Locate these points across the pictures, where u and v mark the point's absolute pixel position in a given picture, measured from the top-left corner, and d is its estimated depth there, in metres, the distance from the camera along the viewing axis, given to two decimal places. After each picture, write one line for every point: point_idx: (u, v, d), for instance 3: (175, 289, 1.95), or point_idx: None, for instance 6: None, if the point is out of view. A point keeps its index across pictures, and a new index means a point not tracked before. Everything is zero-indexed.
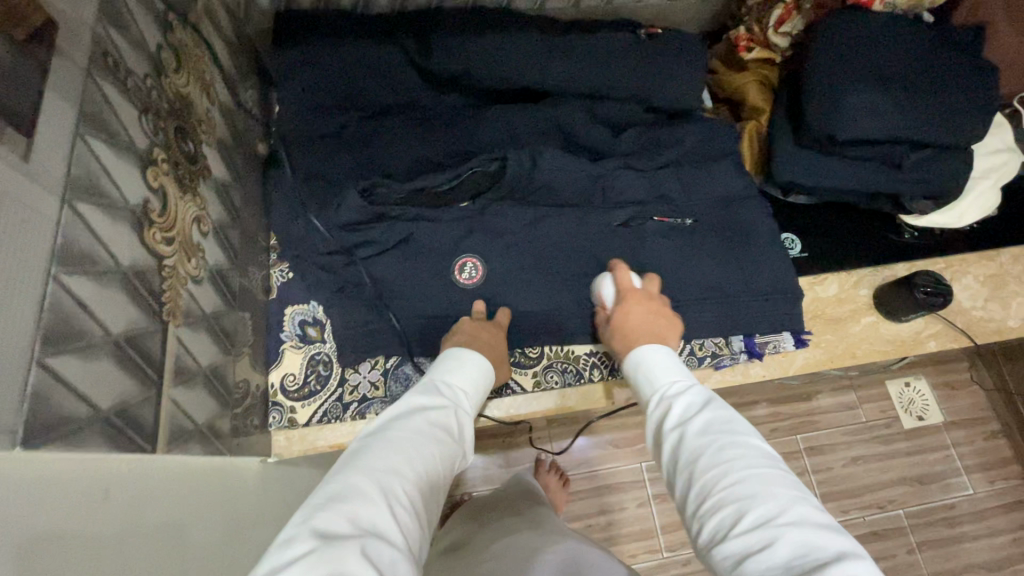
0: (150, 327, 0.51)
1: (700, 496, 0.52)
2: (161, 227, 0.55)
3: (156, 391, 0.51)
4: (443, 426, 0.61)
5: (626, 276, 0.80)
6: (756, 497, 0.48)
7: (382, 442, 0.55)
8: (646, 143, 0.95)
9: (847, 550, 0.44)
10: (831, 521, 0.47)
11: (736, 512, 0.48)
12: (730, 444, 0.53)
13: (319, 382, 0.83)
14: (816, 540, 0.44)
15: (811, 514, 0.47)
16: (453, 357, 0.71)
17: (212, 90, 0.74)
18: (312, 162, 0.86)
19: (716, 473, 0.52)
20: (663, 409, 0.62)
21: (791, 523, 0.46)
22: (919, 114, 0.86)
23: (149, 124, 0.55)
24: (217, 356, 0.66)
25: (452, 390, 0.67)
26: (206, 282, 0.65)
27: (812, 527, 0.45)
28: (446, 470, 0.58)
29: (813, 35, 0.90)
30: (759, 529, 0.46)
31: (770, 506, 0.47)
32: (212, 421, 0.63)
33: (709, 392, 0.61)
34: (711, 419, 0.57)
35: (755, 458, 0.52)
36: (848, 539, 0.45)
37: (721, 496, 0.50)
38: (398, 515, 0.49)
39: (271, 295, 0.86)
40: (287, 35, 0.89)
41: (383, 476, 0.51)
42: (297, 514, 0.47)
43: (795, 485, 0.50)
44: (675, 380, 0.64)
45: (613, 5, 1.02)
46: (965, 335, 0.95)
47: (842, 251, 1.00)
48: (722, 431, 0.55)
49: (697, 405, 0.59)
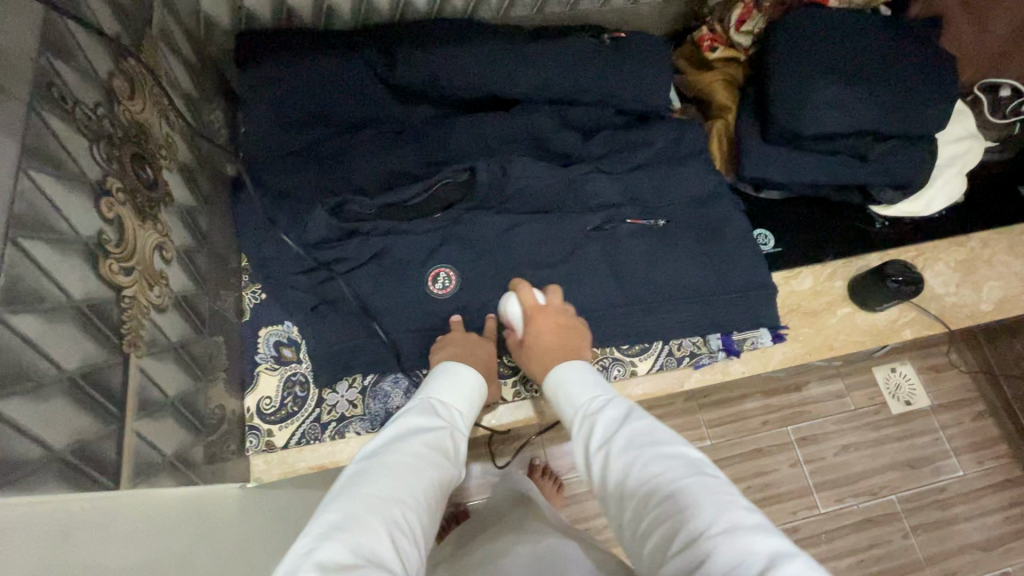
0: (110, 360, 0.50)
1: (637, 518, 0.51)
2: (119, 257, 0.54)
3: (118, 426, 0.50)
4: (438, 448, 0.60)
5: (529, 292, 0.78)
6: (684, 512, 0.47)
7: (379, 467, 0.54)
8: (615, 146, 0.96)
9: (777, 553, 0.43)
10: (760, 521, 0.48)
11: (668, 531, 0.47)
12: (650, 459, 0.53)
13: (296, 404, 0.82)
14: (748, 549, 0.44)
15: (742, 518, 0.46)
16: (445, 374, 0.71)
17: (171, 114, 0.73)
18: (278, 181, 0.85)
19: (646, 492, 0.51)
20: (589, 428, 0.61)
21: (721, 531, 0.45)
22: (882, 106, 0.87)
23: (102, 154, 0.54)
24: (186, 384, 0.65)
25: (445, 410, 0.66)
26: (171, 310, 0.63)
27: (741, 532, 0.45)
28: (442, 493, 0.58)
29: (772, 32, 0.91)
30: (690, 546, 0.45)
31: (698, 518, 0.46)
32: (184, 450, 0.62)
33: (629, 406, 0.61)
34: (631, 434, 0.57)
35: (680, 467, 0.51)
36: (785, 541, 0.45)
37: (653, 515, 0.49)
38: (397, 545, 0.48)
39: (244, 317, 0.85)
40: (248, 54, 0.89)
41: (382, 501, 0.50)
42: (296, 545, 0.46)
43: (724, 489, 0.49)
44: (596, 399, 0.64)
45: (576, 10, 1.02)
46: (939, 321, 0.96)
47: (816, 244, 1.00)
48: (643, 445, 0.54)
49: (617, 421, 0.59)
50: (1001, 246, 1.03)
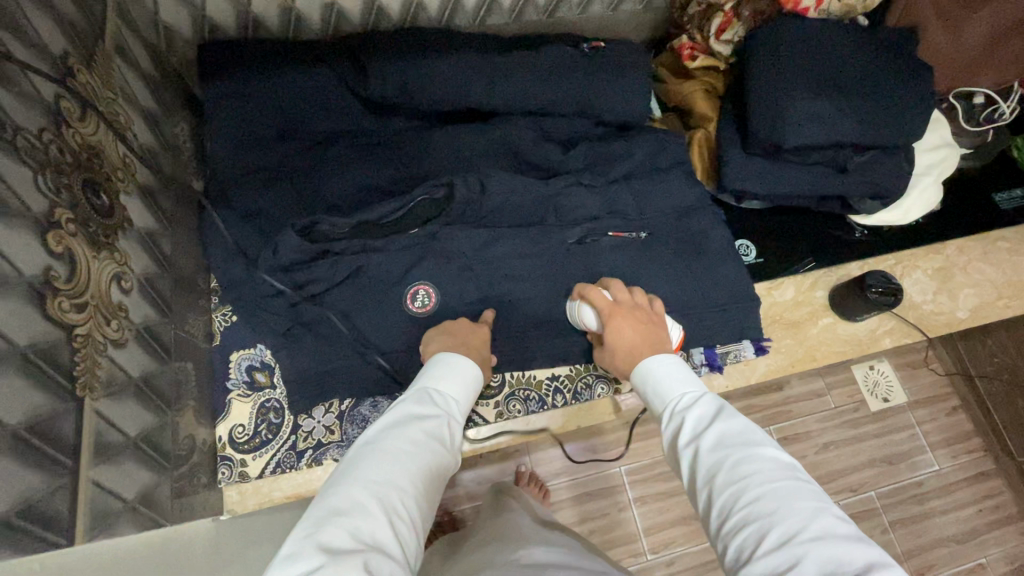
0: (60, 407, 0.47)
1: (722, 514, 0.49)
2: (70, 294, 0.51)
3: (70, 477, 0.47)
4: (437, 434, 0.59)
5: (598, 296, 0.73)
6: (778, 513, 0.46)
7: (377, 453, 0.54)
8: (596, 158, 0.94)
9: (875, 562, 0.42)
10: (854, 530, 0.46)
11: (757, 531, 0.46)
12: (744, 459, 0.51)
13: (270, 432, 0.79)
14: (842, 556, 0.43)
15: (835, 525, 0.45)
16: (442, 360, 0.68)
17: (130, 134, 0.69)
18: (245, 196, 0.81)
19: (736, 488, 0.49)
20: (677, 422, 0.59)
21: (815, 537, 0.44)
22: (860, 117, 0.87)
23: (48, 183, 0.51)
24: (151, 420, 0.62)
25: (445, 394, 0.65)
26: (132, 343, 0.60)
27: (836, 540, 0.44)
28: (441, 479, 0.58)
29: (749, 45, 0.90)
30: (781, 550, 0.44)
31: (792, 521, 0.45)
32: (149, 491, 0.59)
33: (721, 402, 0.58)
34: (723, 432, 0.54)
35: (771, 469, 0.50)
36: (875, 549, 0.44)
37: (744, 514, 0.47)
38: (395, 530, 0.49)
39: (214, 341, 0.81)
40: (213, 66, 0.85)
41: (379, 490, 0.50)
42: (296, 530, 0.46)
43: (815, 495, 0.48)
44: (692, 394, 0.61)
45: (554, 18, 1.00)
46: (917, 328, 0.97)
47: (797, 253, 1.00)
48: (738, 445, 0.52)
49: (707, 417, 0.57)
50: (977, 252, 1.04)
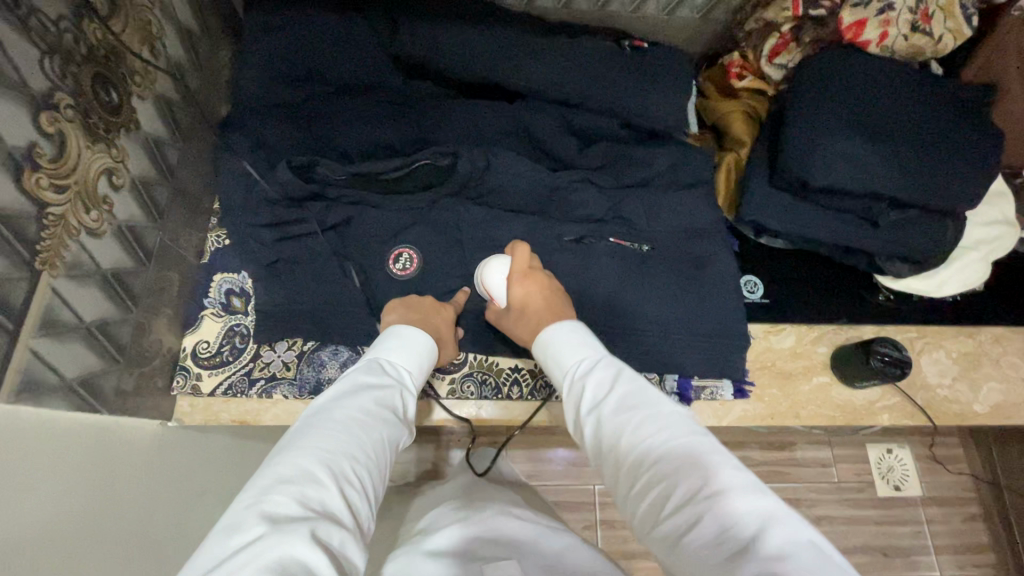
0: (13, 274, 0.50)
1: (632, 479, 0.53)
2: (52, 174, 0.54)
3: (8, 340, 0.50)
4: (389, 406, 0.60)
5: (523, 254, 0.75)
6: (681, 476, 0.50)
7: (328, 421, 0.54)
8: (613, 160, 0.91)
9: (767, 513, 0.46)
10: (748, 475, 0.50)
11: (664, 495, 0.50)
12: (644, 422, 0.55)
13: (232, 355, 0.82)
14: (741, 508, 0.47)
15: (733, 476, 0.49)
16: (396, 332, 0.69)
17: (158, 43, 0.72)
18: (262, 130, 0.84)
19: (641, 452, 0.53)
20: (578, 390, 0.62)
21: (713, 493, 0.48)
22: (902, 171, 0.79)
23: (54, 66, 0.54)
24: (113, 314, 0.65)
25: (396, 366, 0.66)
26: (110, 236, 0.63)
27: (735, 493, 0.48)
28: (392, 453, 0.58)
29: (800, 71, 0.83)
30: (686, 509, 0.48)
31: (695, 480, 0.49)
32: (93, 378, 0.62)
33: (617, 368, 0.62)
34: (622, 397, 0.58)
35: (676, 429, 0.54)
36: (765, 493, 0.48)
37: (652, 477, 0.52)
38: (346, 498, 0.49)
39: (203, 259, 0.85)
40: (259, 0, 0.87)
41: (328, 455, 0.50)
42: (239, 499, 0.46)
43: (711, 449, 0.52)
44: (584, 355, 0.64)
45: (604, 11, 0.96)
46: (923, 412, 0.89)
47: (808, 301, 0.93)
48: (636, 408, 0.56)
49: (607, 383, 0.60)
50: (1015, 346, 0.93)
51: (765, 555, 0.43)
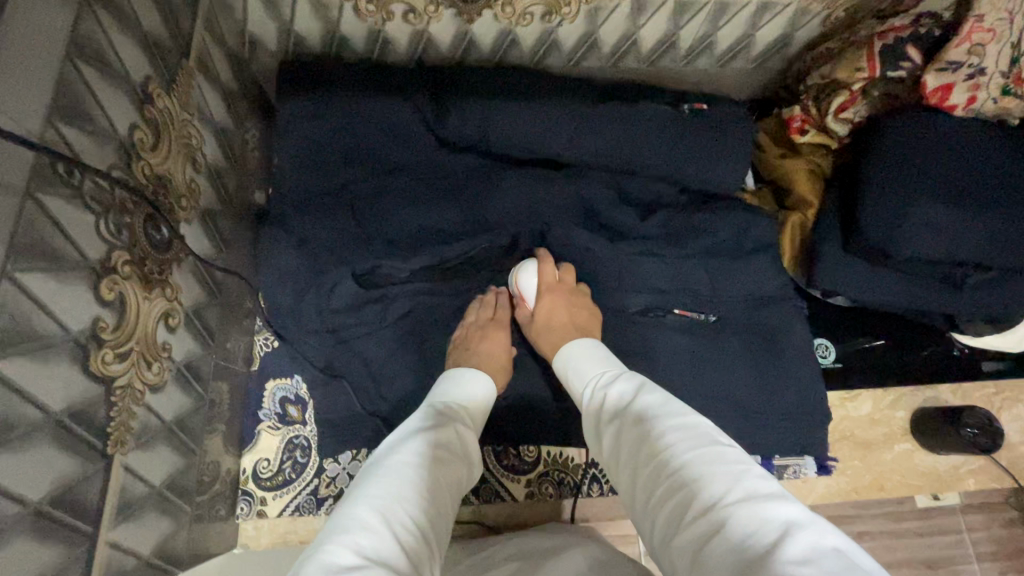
0: (89, 470, 0.46)
1: (650, 488, 0.47)
2: (115, 344, 0.48)
3: (90, 543, 0.46)
4: (445, 446, 0.54)
5: (548, 271, 0.76)
6: (700, 481, 0.44)
7: (379, 472, 0.49)
8: (676, 227, 0.85)
9: (795, 521, 0.39)
10: (776, 486, 0.43)
11: (682, 502, 0.44)
12: (667, 425, 0.50)
13: (294, 471, 0.79)
14: (765, 514, 0.40)
15: (759, 484, 0.43)
16: (452, 376, 0.66)
17: (199, 155, 0.66)
18: (309, 227, 0.76)
19: (660, 458, 0.48)
20: (599, 400, 0.58)
21: (737, 499, 0.41)
22: (992, 236, 0.75)
23: (110, 226, 0.48)
24: (178, 464, 0.60)
25: (451, 406, 0.61)
26: (170, 384, 0.58)
27: (758, 500, 0.41)
28: (453, 497, 0.52)
29: (878, 130, 0.78)
30: (707, 515, 0.41)
31: (714, 485, 0.43)
32: (165, 541, 0.58)
33: (642, 379, 0.58)
34: (645, 404, 0.53)
35: (696, 434, 0.48)
36: (797, 505, 0.40)
37: (670, 482, 0.45)
38: (405, 545, 0.42)
39: (253, 365, 0.80)
40: (291, 81, 0.80)
41: (385, 501, 0.45)
42: (301, 556, 0.41)
43: (738, 457, 0.45)
44: (608, 372, 0.61)
45: (654, 67, 0.91)
46: (1008, 474, 0.89)
47: (881, 360, 0.90)
48: (656, 415, 0.51)
49: (629, 393, 0.56)
50: None
51: (787, 563, 0.36)
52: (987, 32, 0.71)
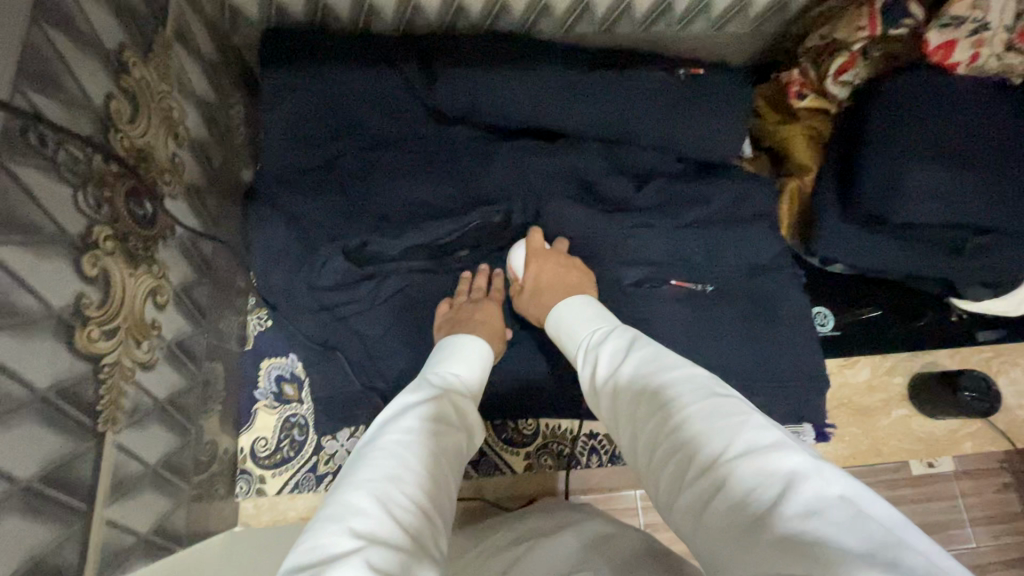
0: (79, 448, 0.45)
1: (649, 448, 0.46)
2: (101, 320, 0.47)
3: (84, 521, 0.45)
4: (440, 417, 0.53)
5: (538, 237, 0.74)
6: (698, 437, 0.42)
7: (372, 452, 0.48)
8: (673, 196, 0.83)
9: (795, 468, 0.37)
10: (778, 434, 0.41)
11: (684, 460, 0.42)
12: (662, 384, 0.48)
13: (292, 450, 0.79)
14: (766, 465, 0.38)
15: (759, 434, 0.41)
16: (446, 347, 0.65)
17: (181, 128, 0.64)
18: (297, 202, 0.73)
19: (658, 419, 0.46)
20: (593, 361, 0.57)
21: (738, 453, 0.40)
22: (990, 198, 0.73)
23: (89, 200, 0.47)
24: (172, 443, 0.60)
25: (445, 376, 0.60)
26: (161, 363, 0.57)
27: (759, 453, 0.39)
28: (454, 467, 0.51)
29: (877, 96, 0.77)
30: (709, 473, 0.40)
31: (715, 441, 0.41)
32: (163, 520, 0.58)
33: (634, 334, 0.56)
34: (638, 361, 0.51)
35: (693, 390, 0.46)
36: (801, 454, 0.39)
37: (670, 442, 0.44)
38: (403, 523, 0.43)
39: (247, 345, 0.80)
40: (274, 52, 0.78)
41: (377, 480, 0.45)
42: (299, 543, 0.42)
43: (737, 407, 0.43)
44: (600, 332, 0.59)
45: (649, 31, 0.88)
46: (1005, 437, 0.89)
47: (878, 327, 0.90)
48: (649, 373, 0.49)
49: (622, 351, 0.54)
50: None
51: (790, 515, 0.35)
52: None
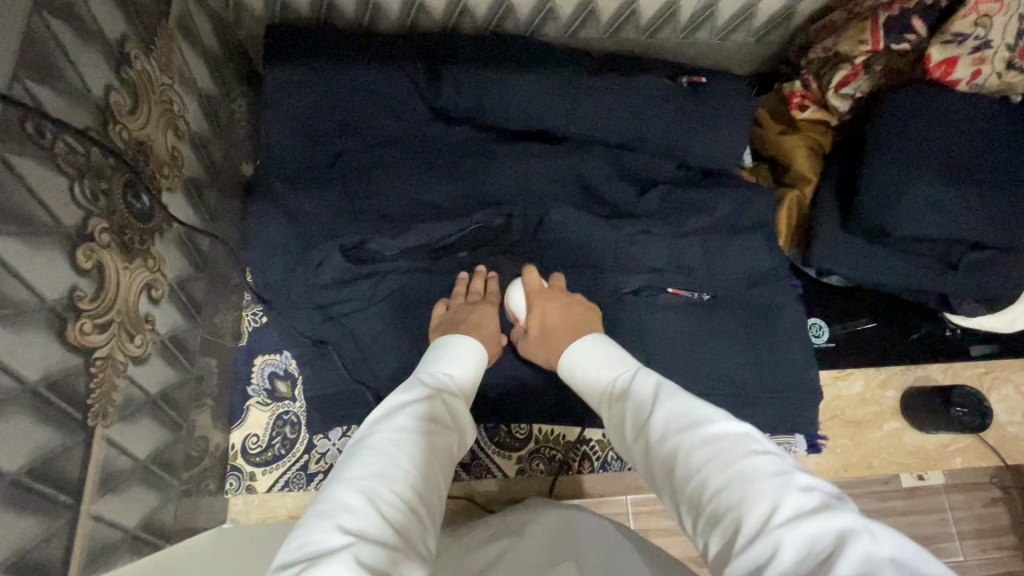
0: (68, 442, 0.45)
1: (692, 510, 0.45)
2: (94, 313, 0.47)
3: (70, 517, 0.45)
4: (432, 416, 0.53)
5: (535, 277, 0.72)
6: (747, 498, 0.41)
7: (363, 450, 0.48)
8: (673, 204, 0.83)
9: (844, 530, 0.37)
10: (820, 496, 0.41)
11: (730, 522, 0.41)
12: (696, 441, 0.47)
13: (284, 447, 0.79)
14: (816, 530, 0.38)
15: (802, 495, 0.41)
16: (440, 348, 0.65)
17: (181, 121, 0.63)
18: (296, 198, 0.73)
19: (698, 479, 0.45)
20: (620, 410, 0.56)
21: (788, 517, 0.39)
22: (991, 213, 0.73)
23: (86, 191, 0.46)
24: (162, 438, 0.59)
25: (438, 377, 0.60)
26: (154, 357, 0.57)
27: (805, 516, 0.39)
28: (445, 466, 0.51)
29: (880, 108, 0.77)
30: (757, 538, 0.39)
31: (759, 504, 0.40)
32: (151, 516, 0.57)
33: (661, 380, 0.55)
34: (669, 413, 0.51)
35: (730, 447, 0.45)
36: (848, 515, 0.39)
37: (714, 503, 0.43)
38: (392, 521, 0.42)
39: (241, 341, 0.79)
40: (277, 47, 0.78)
41: (367, 478, 0.45)
42: (288, 540, 0.42)
43: (776, 466, 0.43)
44: (623, 376, 0.59)
45: (653, 38, 0.88)
46: (995, 452, 0.90)
47: (872, 340, 0.91)
48: (686, 429, 0.48)
49: (650, 399, 0.54)
50: None
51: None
52: (995, 4, 0.70)
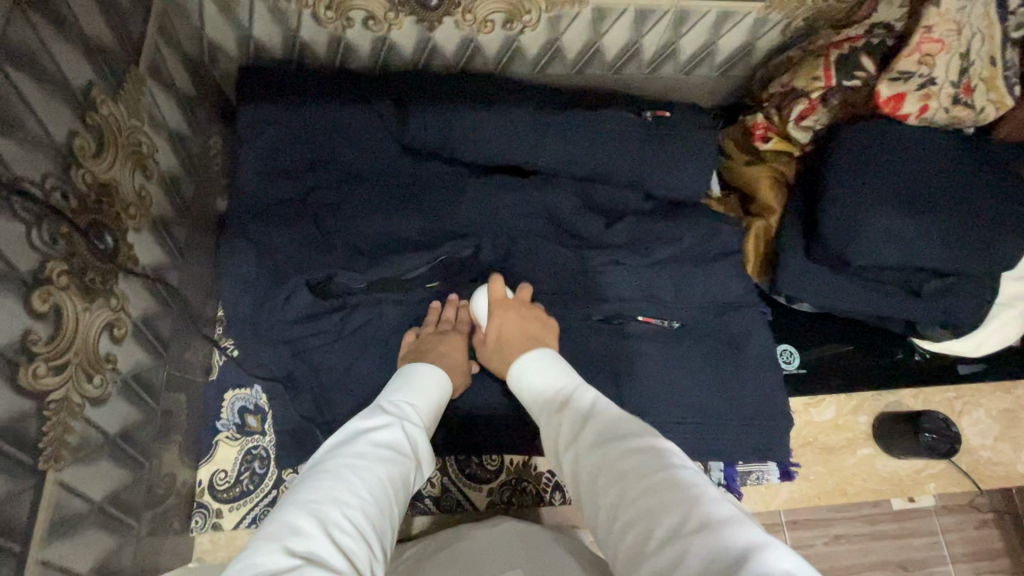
0: (17, 488, 0.45)
1: (609, 515, 0.46)
2: (50, 357, 0.47)
3: (15, 564, 0.44)
4: (391, 444, 0.54)
5: (499, 286, 0.73)
6: (665, 505, 0.44)
7: (317, 474, 0.48)
8: (641, 234, 0.84)
9: (751, 544, 0.39)
10: (732, 510, 0.43)
11: (645, 528, 0.43)
12: (619, 455, 0.49)
13: (252, 483, 0.78)
14: (721, 543, 0.40)
15: (713, 509, 0.43)
16: (404, 375, 0.65)
17: (150, 161, 0.65)
18: (264, 235, 0.74)
19: (619, 488, 0.47)
20: (556, 419, 0.57)
21: (697, 528, 0.41)
22: (946, 244, 0.75)
23: (44, 236, 0.47)
24: (122, 479, 0.59)
25: (398, 404, 0.60)
26: (114, 396, 0.57)
27: (716, 529, 0.41)
28: (400, 495, 0.51)
29: (836, 140, 0.79)
30: (668, 547, 0.41)
31: (676, 514, 0.43)
32: (108, 558, 0.57)
33: (597, 395, 0.57)
34: (599, 426, 0.53)
35: (651, 459, 0.47)
36: (753, 529, 0.41)
37: (630, 513, 0.45)
38: (342, 546, 0.42)
39: (211, 375, 0.79)
40: (251, 87, 0.80)
41: (319, 503, 0.45)
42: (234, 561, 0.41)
43: (693, 481, 0.45)
44: (560, 387, 0.60)
45: (619, 74, 0.91)
46: (969, 478, 0.90)
47: (842, 368, 0.92)
48: (611, 441, 0.50)
49: (584, 412, 0.55)
50: None
51: None
52: (936, 43, 0.73)
